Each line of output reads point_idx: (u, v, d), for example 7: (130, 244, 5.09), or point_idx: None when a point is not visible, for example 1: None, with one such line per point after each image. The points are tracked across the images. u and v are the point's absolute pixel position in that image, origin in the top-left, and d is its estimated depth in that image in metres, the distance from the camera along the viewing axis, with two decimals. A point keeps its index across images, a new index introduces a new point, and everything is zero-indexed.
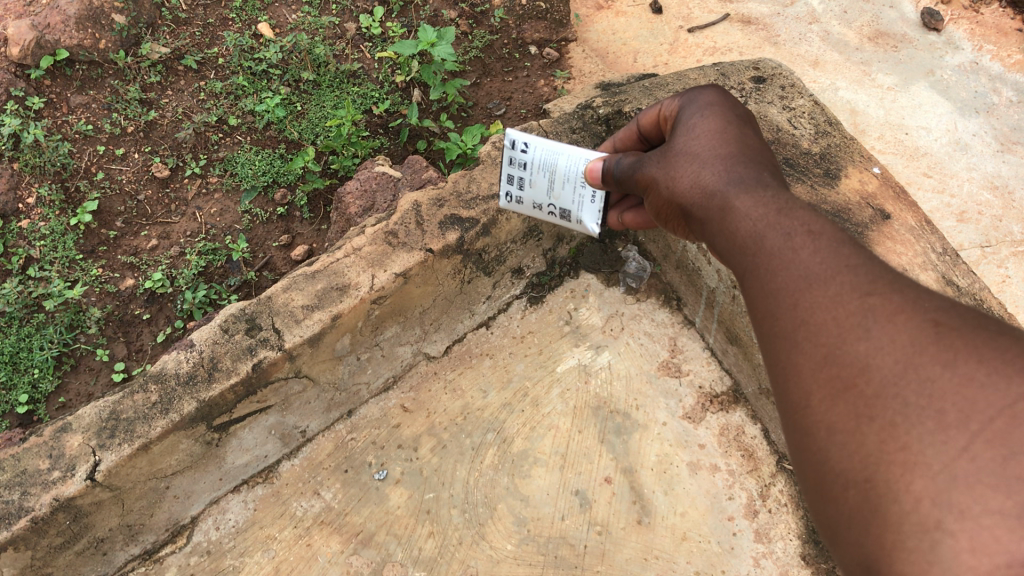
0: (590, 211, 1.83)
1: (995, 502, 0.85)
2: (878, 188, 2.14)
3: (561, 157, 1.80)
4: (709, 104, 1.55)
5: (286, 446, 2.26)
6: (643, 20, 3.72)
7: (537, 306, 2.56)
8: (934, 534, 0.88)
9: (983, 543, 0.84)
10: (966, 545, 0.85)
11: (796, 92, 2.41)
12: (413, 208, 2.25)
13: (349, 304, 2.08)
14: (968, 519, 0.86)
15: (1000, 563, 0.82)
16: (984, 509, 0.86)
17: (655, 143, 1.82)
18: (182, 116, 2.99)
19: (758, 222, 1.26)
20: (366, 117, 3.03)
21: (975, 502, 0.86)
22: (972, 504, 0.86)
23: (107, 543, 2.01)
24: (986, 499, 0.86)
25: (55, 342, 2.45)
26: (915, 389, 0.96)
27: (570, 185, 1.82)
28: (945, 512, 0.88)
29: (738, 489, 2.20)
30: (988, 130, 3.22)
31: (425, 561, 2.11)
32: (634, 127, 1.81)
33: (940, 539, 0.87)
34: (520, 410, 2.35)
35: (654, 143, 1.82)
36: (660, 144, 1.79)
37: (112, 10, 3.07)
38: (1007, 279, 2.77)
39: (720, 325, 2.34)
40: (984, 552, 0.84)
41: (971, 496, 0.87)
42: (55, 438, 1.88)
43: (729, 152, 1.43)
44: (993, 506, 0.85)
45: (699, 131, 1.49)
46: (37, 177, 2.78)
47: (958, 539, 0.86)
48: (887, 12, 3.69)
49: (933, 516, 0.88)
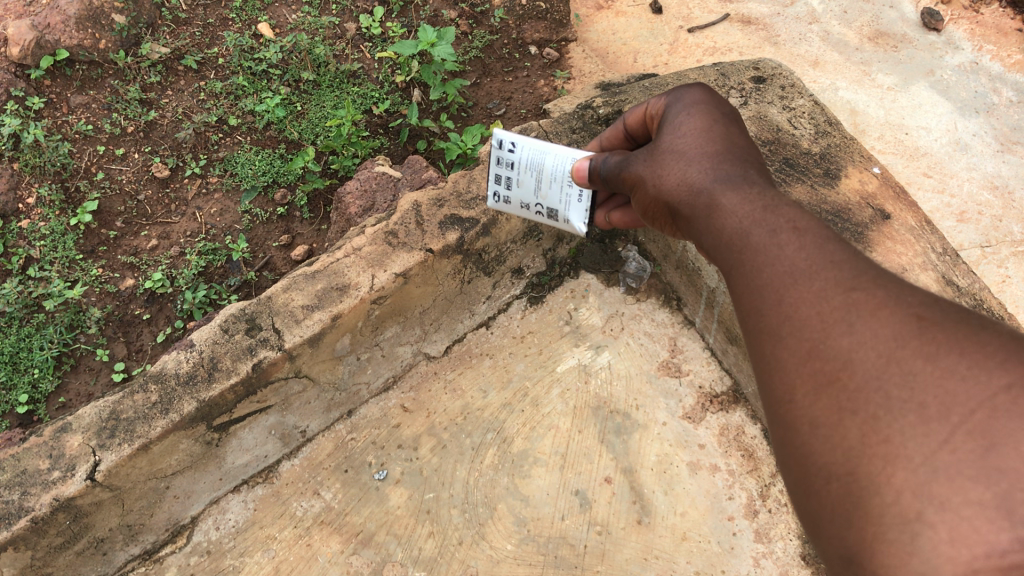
0: (577, 210, 1.83)
1: (975, 493, 0.85)
2: (877, 188, 2.14)
3: (548, 156, 1.80)
4: (695, 103, 1.54)
5: (286, 446, 2.26)
6: (643, 20, 3.72)
7: (537, 306, 2.56)
8: (914, 526, 0.88)
9: (962, 534, 0.84)
10: (945, 537, 0.85)
11: (796, 92, 2.41)
12: (413, 208, 2.25)
13: (349, 303, 2.08)
14: (948, 510, 0.86)
15: (978, 553, 0.83)
16: (964, 501, 0.86)
17: (642, 142, 1.82)
18: (182, 116, 2.98)
19: (744, 220, 1.26)
20: (366, 117, 3.03)
21: (955, 493, 0.86)
22: (952, 496, 0.87)
23: (108, 544, 2.01)
24: (966, 490, 0.86)
25: (55, 342, 2.45)
26: (898, 383, 0.96)
27: (557, 184, 1.82)
28: (926, 504, 0.88)
29: (738, 488, 2.20)
30: (987, 129, 3.22)
31: (425, 561, 2.11)
32: (621, 126, 1.81)
33: (920, 531, 0.87)
34: (520, 409, 2.36)
35: (642, 142, 1.82)
36: (647, 143, 1.80)
37: (112, 10, 3.06)
38: (1007, 279, 2.77)
39: (720, 325, 2.34)
40: (963, 543, 0.84)
41: (951, 488, 0.87)
42: (55, 438, 1.88)
43: (715, 150, 1.43)
44: (973, 497, 0.85)
45: (686, 129, 1.49)
46: (37, 177, 2.78)
47: (937, 530, 0.86)
48: (887, 12, 3.69)
49: (913, 508, 0.89)
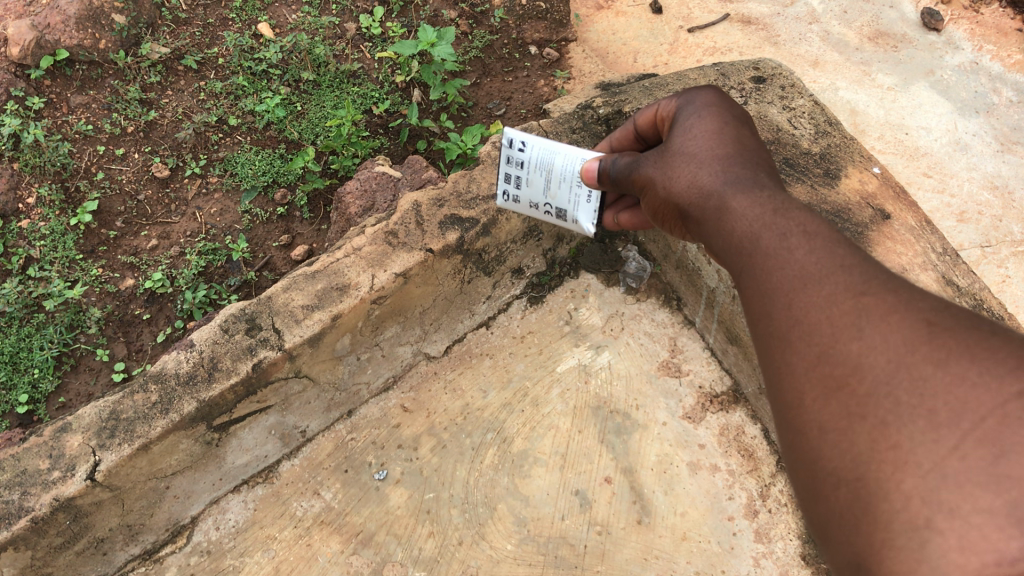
0: (585, 211, 1.82)
1: (984, 501, 0.85)
2: (877, 188, 2.14)
3: (557, 156, 1.80)
4: (707, 105, 1.54)
5: (286, 446, 2.26)
6: (643, 19, 3.72)
7: (537, 305, 2.56)
8: (923, 532, 0.88)
9: (971, 541, 0.84)
10: (954, 544, 0.85)
11: (796, 92, 2.41)
12: (413, 208, 2.24)
13: (349, 303, 2.07)
14: (958, 517, 0.86)
15: (988, 560, 0.83)
16: (973, 508, 0.86)
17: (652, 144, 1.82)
18: (182, 115, 2.98)
19: (754, 222, 1.26)
20: (366, 117, 3.03)
21: (964, 500, 0.87)
22: (962, 504, 0.87)
23: (108, 543, 2.01)
24: (976, 498, 0.86)
25: (55, 342, 2.45)
26: (908, 389, 0.96)
27: (566, 185, 1.81)
28: (935, 511, 0.88)
29: (738, 488, 2.20)
30: (987, 130, 3.22)
31: (425, 561, 2.11)
32: (631, 127, 1.81)
33: (930, 538, 0.87)
34: (520, 409, 2.36)
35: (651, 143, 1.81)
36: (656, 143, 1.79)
37: (111, 10, 3.06)
38: (1007, 279, 2.77)
39: (720, 325, 2.35)
40: (973, 550, 0.84)
41: (961, 496, 0.87)
42: (55, 438, 1.87)
43: (726, 153, 1.43)
44: (982, 505, 0.85)
45: (697, 131, 1.49)
46: (37, 177, 2.77)
47: (946, 537, 0.86)
48: (887, 12, 3.69)
49: (923, 515, 0.89)
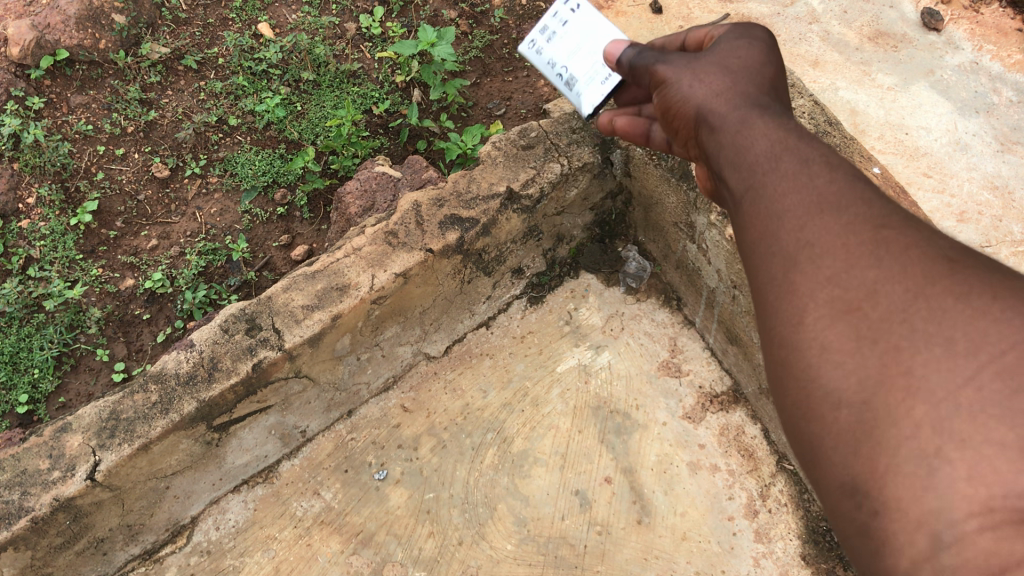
0: (597, 92, 1.82)
1: (997, 433, 0.81)
2: (877, 188, 2.14)
3: (579, 55, 1.85)
4: (740, 40, 1.48)
5: (286, 446, 2.26)
6: (643, 19, 3.71)
7: (537, 305, 2.57)
8: (932, 461, 0.84)
9: (981, 473, 0.80)
10: (963, 475, 0.81)
11: (796, 92, 2.40)
12: (413, 208, 2.22)
13: (349, 304, 2.06)
14: (970, 448, 0.82)
15: (996, 494, 0.79)
16: (985, 440, 0.82)
17: None
18: (182, 116, 2.99)
19: (770, 151, 1.21)
20: (366, 117, 3.03)
21: (976, 431, 0.82)
22: (976, 434, 0.82)
23: (108, 543, 2.01)
24: (990, 430, 0.82)
25: (55, 342, 2.45)
26: (925, 316, 0.91)
27: (584, 78, 1.84)
28: (946, 440, 0.83)
29: (738, 488, 2.20)
30: (987, 130, 3.22)
31: (425, 561, 2.11)
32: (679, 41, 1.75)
33: (938, 467, 0.83)
34: (520, 409, 2.36)
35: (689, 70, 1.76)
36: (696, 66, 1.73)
37: (111, 10, 3.06)
38: None
39: (720, 325, 2.34)
40: (982, 482, 0.80)
41: (973, 427, 0.83)
42: (55, 438, 1.88)
43: (750, 88, 1.37)
44: (995, 439, 0.81)
45: (725, 63, 1.43)
46: (37, 178, 2.78)
47: (956, 468, 0.82)
48: (887, 12, 3.69)
49: (933, 443, 0.84)
